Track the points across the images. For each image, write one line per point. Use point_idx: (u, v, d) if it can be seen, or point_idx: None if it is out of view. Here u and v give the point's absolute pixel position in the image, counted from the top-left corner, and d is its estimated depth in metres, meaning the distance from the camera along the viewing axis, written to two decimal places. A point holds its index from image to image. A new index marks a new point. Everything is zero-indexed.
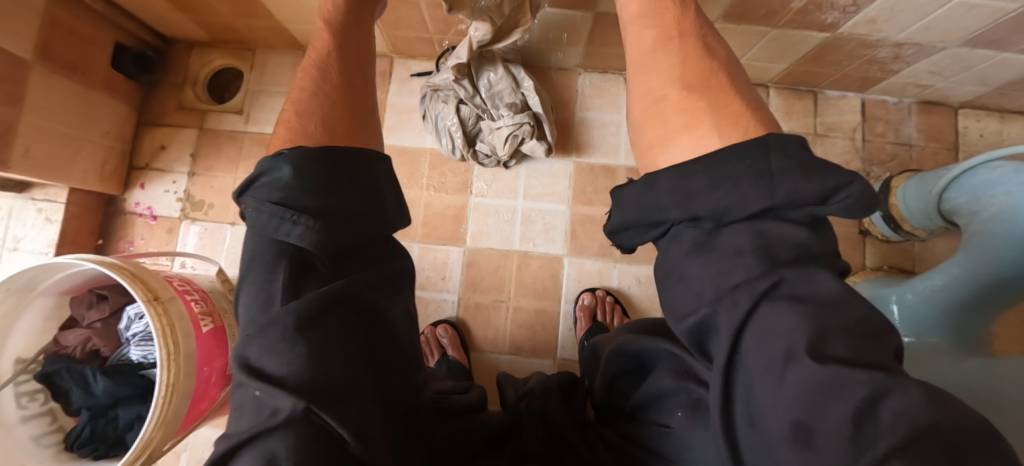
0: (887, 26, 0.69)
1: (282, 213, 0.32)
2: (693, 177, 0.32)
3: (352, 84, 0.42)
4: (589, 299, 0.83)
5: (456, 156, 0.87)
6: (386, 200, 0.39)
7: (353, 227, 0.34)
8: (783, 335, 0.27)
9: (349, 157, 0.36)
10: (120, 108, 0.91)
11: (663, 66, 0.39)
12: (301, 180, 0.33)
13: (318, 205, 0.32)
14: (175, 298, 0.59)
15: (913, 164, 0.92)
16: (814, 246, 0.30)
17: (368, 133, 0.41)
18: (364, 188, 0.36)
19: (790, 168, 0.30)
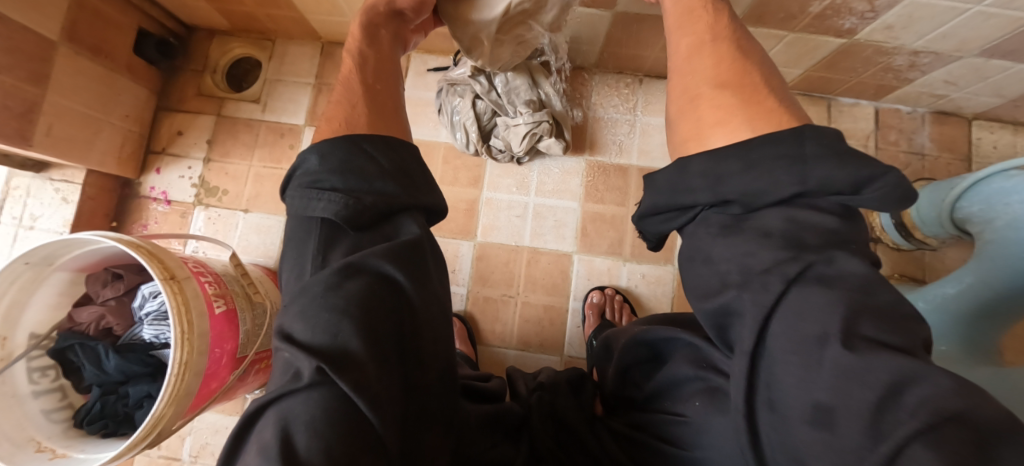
0: (904, 33, 0.70)
1: (309, 192, 0.35)
2: (726, 161, 0.33)
3: (373, 80, 0.42)
4: (597, 297, 0.83)
5: (470, 151, 0.88)
6: (411, 177, 0.39)
7: (370, 200, 0.35)
8: (817, 318, 0.27)
9: (369, 137, 0.37)
10: (141, 93, 0.92)
11: (697, 67, 0.38)
12: (324, 161, 0.36)
13: (339, 181, 0.35)
14: (190, 278, 0.60)
15: (926, 173, 0.91)
16: (844, 233, 0.30)
17: (393, 125, 0.41)
18: (382, 163, 0.37)
19: (820, 154, 0.31)
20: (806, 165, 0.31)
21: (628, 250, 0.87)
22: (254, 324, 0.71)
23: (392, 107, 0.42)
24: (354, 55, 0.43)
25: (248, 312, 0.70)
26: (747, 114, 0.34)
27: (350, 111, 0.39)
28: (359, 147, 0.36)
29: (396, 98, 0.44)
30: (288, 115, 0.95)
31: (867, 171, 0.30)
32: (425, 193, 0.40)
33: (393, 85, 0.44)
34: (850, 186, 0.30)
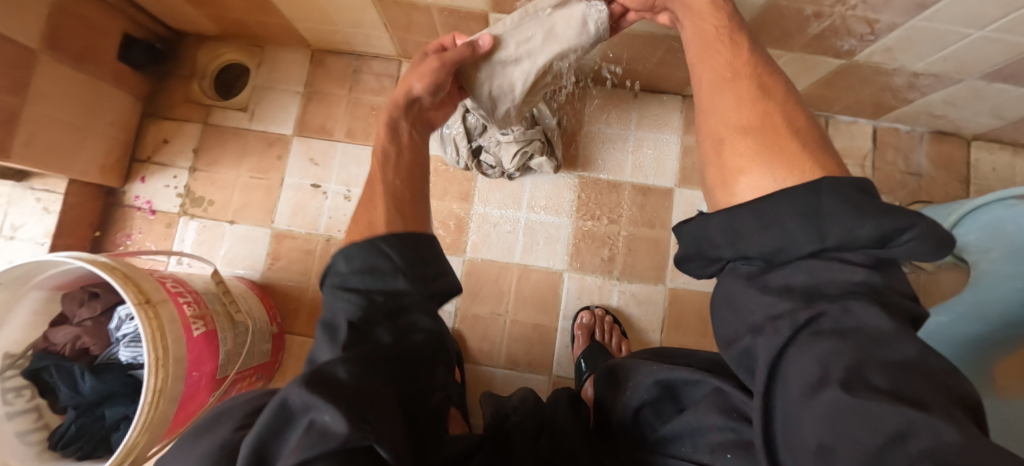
0: (904, 55, 0.68)
1: (333, 295, 0.36)
2: (741, 217, 0.32)
3: (394, 177, 0.43)
4: (587, 318, 0.82)
5: (460, 165, 0.86)
6: (429, 268, 0.39)
7: (386, 301, 0.36)
8: (826, 362, 0.26)
9: (387, 235, 0.37)
10: (126, 100, 0.90)
11: (719, 107, 0.38)
12: (352, 263, 0.36)
13: (360, 285, 0.36)
14: (167, 301, 0.59)
15: (924, 194, 0.90)
16: (874, 287, 0.28)
17: (411, 212, 0.41)
18: (397, 261, 0.37)
19: (842, 203, 0.29)
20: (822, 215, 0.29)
21: (619, 268, 0.86)
22: (236, 343, 0.70)
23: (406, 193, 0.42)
24: (388, 146, 0.46)
25: (230, 331, 0.69)
26: (779, 159, 0.33)
27: (378, 202, 0.41)
28: (378, 247, 0.36)
29: (411, 181, 0.44)
30: (277, 124, 0.93)
31: (888, 219, 0.28)
32: (445, 284, 0.41)
33: (408, 173, 0.45)
34: (872, 238, 0.28)
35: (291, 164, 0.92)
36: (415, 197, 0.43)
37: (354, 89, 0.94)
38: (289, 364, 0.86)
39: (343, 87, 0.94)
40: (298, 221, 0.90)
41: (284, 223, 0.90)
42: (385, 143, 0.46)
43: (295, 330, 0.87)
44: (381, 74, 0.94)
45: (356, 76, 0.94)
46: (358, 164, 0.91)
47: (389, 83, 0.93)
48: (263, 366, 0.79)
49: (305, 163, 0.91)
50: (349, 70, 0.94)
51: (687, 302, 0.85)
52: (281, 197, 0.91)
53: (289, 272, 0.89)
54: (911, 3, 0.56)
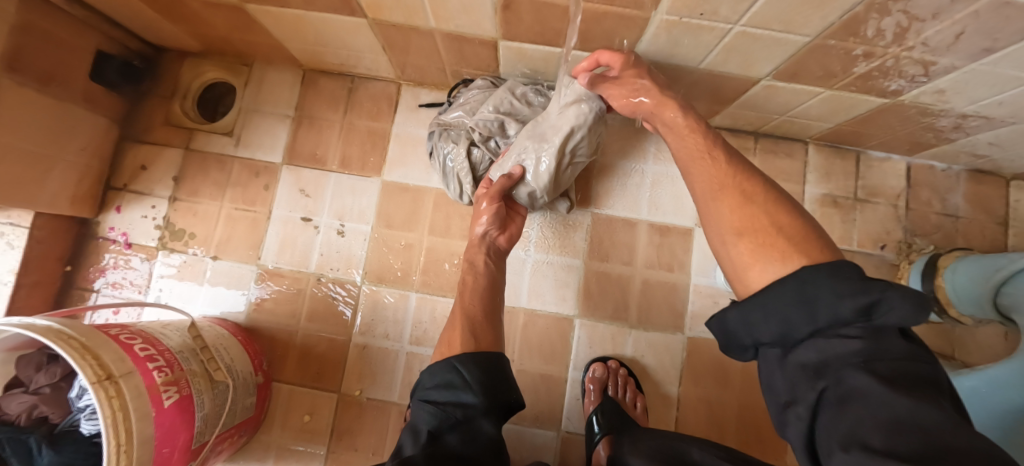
0: (955, 97, 0.62)
1: (421, 404, 0.52)
2: (751, 312, 0.34)
3: (471, 301, 0.64)
4: (600, 371, 0.76)
5: (464, 201, 0.80)
6: (493, 388, 0.52)
7: (458, 410, 0.50)
8: (834, 432, 0.27)
9: (462, 358, 0.54)
10: (100, 122, 0.82)
11: (713, 218, 0.41)
12: (435, 377, 0.53)
13: (442, 398, 0.51)
14: (132, 372, 0.52)
15: (960, 237, 0.84)
16: (872, 355, 0.28)
17: (483, 338, 0.58)
18: (468, 379, 0.52)
19: (823, 280, 0.30)
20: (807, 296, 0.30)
21: (634, 315, 0.80)
22: (215, 404, 0.63)
23: (477, 320, 0.61)
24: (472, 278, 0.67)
25: (208, 393, 0.62)
26: (785, 247, 0.34)
27: (462, 333, 0.58)
28: (455, 368, 0.53)
29: (482, 311, 0.62)
30: (264, 151, 0.86)
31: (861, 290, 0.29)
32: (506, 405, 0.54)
33: (477, 305, 0.63)
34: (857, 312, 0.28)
35: (280, 195, 0.85)
36: (484, 322, 0.61)
37: (349, 113, 0.86)
38: (276, 415, 0.79)
39: (337, 111, 0.87)
40: (286, 257, 0.83)
41: (271, 260, 0.83)
42: (470, 276, 0.67)
43: (283, 378, 0.80)
44: (378, 97, 0.87)
45: (351, 99, 0.87)
46: (352, 197, 0.84)
47: (386, 108, 0.86)
48: (246, 423, 0.72)
49: (295, 194, 0.85)
50: (343, 92, 0.87)
51: (707, 352, 0.79)
52: (268, 231, 0.84)
53: (276, 313, 0.82)
54: (977, 47, 0.50)
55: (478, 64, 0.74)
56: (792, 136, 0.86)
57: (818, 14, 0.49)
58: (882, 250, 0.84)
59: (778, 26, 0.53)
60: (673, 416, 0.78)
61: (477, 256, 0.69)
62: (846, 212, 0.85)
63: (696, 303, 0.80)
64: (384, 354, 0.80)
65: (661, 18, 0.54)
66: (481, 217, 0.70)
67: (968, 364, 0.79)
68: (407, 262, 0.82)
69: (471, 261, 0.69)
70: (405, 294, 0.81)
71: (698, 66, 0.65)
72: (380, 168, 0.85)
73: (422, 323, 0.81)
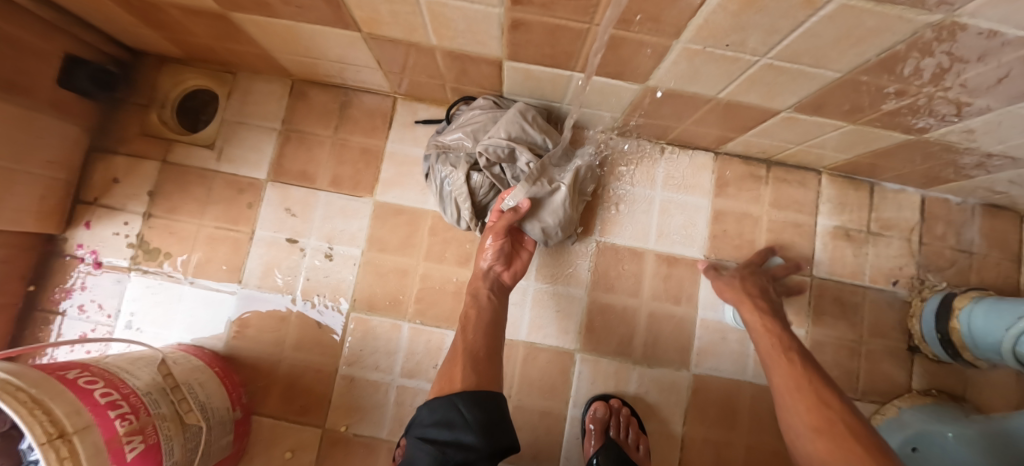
0: (985, 137, 0.59)
1: (418, 443, 0.48)
2: None
3: (473, 335, 0.60)
4: (602, 410, 0.71)
5: (461, 227, 0.75)
6: (495, 431, 0.48)
7: (458, 454, 0.46)
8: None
9: (464, 394, 0.50)
10: (69, 132, 0.75)
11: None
12: (432, 413, 0.49)
13: (441, 437, 0.47)
14: (90, 426, 0.47)
15: (974, 274, 0.81)
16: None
17: (486, 374, 0.54)
18: (469, 419, 0.48)
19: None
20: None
21: (639, 351, 0.76)
22: (186, 450, 0.58)
23: (479, 356, 0.57)
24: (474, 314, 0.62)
25: (178, 438, 0.57)
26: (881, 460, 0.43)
27: (464, 369, 0.54)
28: (457, 405, 0.49)
29: (485, 348, 0.58)
30: (249, 166, 0.81)
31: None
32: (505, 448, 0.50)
33: (479, 340, 0.59)
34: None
35: (265, 214, 0.79)
36: (487, 357, 0.57)
37: (341, 128, 0.81)
38: (256, 452, 0.75)
39: (328, 126, 0.81)
40: (270, 282, 0.78)
41: (254, 283, 0.78)
42: (472, 312, 0.62)
43: (264, 411, 0.75)
44: (373, 112, 0.81)
45: (344, 114, 0.81)
46: (343, 218, 0.79)
47: (381, 124, 0.81)
48: (221, 464, 0.67)
49: (281, 214, 0.79)
50: (336, 106, 0.82)
51: (713, 391, 0.76)
52: (251, 253, 0.78)
53: (258, 342, 0.77)
54: (1018, 90, 0.47)
55: (481, 83, 0.69)
56: (805, 165, 0.82)
57: (854, 50, 0.46)
58: (893, 286, 0.81)
59: (809, 61, 0.49)
60: (677, 457, 0.75)
61: (479, 291, 0.65)
62: (859, 245, 0.82)
63: (703, 339, 0.77)
64: (373, 387, 0.76)
65: (683, 47, 0.50)
66: (486, 250, 0.67)
67: (981, 407, 0.77)
68: (399, 290, 0.77)
69: (474, 295, 0.65)
70: (397, 324, 0.77)
71: (715, 96, 0.61)
72: (373, 188, 0.80)
73: (415, 355, 0.76)
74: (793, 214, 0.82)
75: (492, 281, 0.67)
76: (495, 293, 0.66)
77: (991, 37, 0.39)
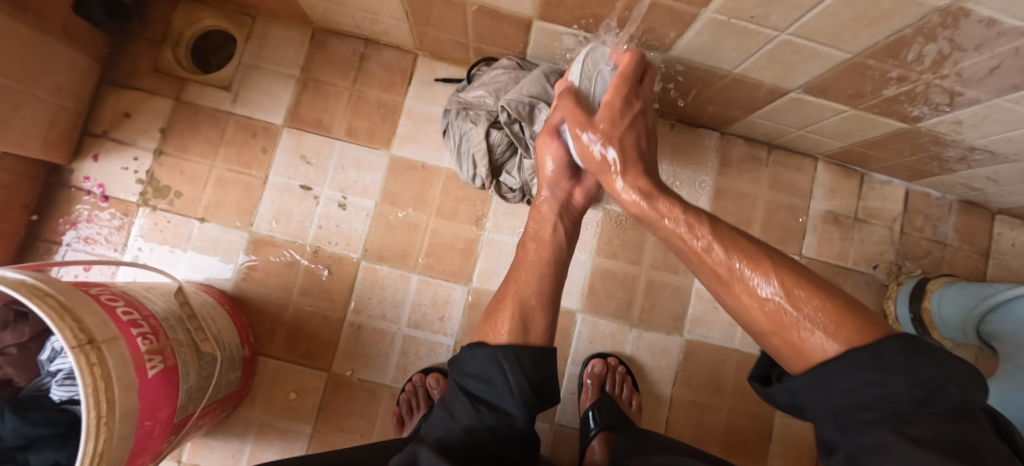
0: (970, 130, 0.64)
1: (458, 389, 0.48)
2: (832, 375, 0.29)
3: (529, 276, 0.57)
4: (599, 366, 0.76)
5: (476, 184, 0.77)
6: (534, 398, 0.47)
7: (493, 415, 0.45)
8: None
9: (508, 351, 0.48)
10: (80, 61, 0.74)
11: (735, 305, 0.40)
12: (474, 365, 0.48)
13: (478, 391, 0.47)
14: (116, 339, 0.47)
15: (945, 264, 0.88)
16: (909, 418, 0.26)
17: (535, 330, 0.51)
18: (510, 381, 0.46)
19: (900, 360, 0.27)
20: (873, 373, 0.28)
21: (636, 314, 0.80)
22: (201, 377, 0.59)
23: (529, 303, 0.54)
24: (535, 252, 0.59)
25: (194, 364, 0.58)
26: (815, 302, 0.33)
27: (509, 311, 0.53)
28: (499, 362, 0.47)
29: (539, 294, 0.55)
30: (264, 111, 0.81)
31: (933, 381, 0.26)
32: (539, 412, 0.49)
33: (532, 284, 0.56)
34: (908, 383, 0.26)
35: (278, 160, 0.80)
36: (538, 306, 0.54)
37: (359, 81, 0.81)
38: (259, 391, 0.76)
39: (347, 78, 0.81)
40: (281, 227, 0.78)
41: (264, 228, 0.78)
42: (533, 245, 0.60)
43: (269, 352, 0.77)
44: (391, 68, 0.82)
45: (362, 67, 0.82)
46: (356, 171, 0.80)
47: (400, 79, 0.82)
48: (229, 397, 0.69)
49: (295, 161, 0.80)
50: (355, 58, 0.82)
51: (702, 357, 0.80)
52: (262, 197, 0.79)
53: (266, 285, 0.78)
54: (1005, 83, 0.51)
55: (505, 44, 0.71)
56: (803, 151, 0.87)
57: (865, 32, 0.49)
58: (874, 270, 0.87)
59: (822, 39, 0.52)
60: (664, 415, 0.80)
61: (545, 223, 0.61)
62: (846, 230, 0.87)
63: (697, 307, 0.81)
64: (379, 335, 0.78)
65: (710, 16, 0.52)
66: (546, 167, 0.61)
67: None
68: (409, 243, 0.79)
69: (536, 233, 0.61)
70: (406, 276, 0.79)
71: (731, 71, 0.64)
72: (389, 141, 0.81)
73: (422, 306, 0.79)
74: (788, 197, 0.87)
75: (560, 204, 0.62)
76: (562, 216, 0.61)
77: (990, 26, 0.43)
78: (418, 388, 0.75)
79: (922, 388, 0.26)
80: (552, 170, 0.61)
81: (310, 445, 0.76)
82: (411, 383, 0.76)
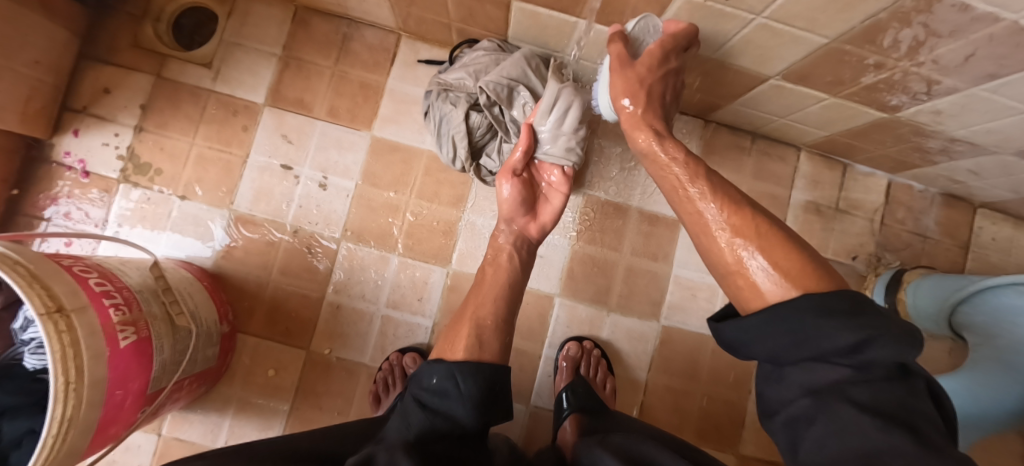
0: (950, 120, 0.63)
1: (413, 401, 0.47)
2: (773, 332, 0.34)
3: (488, 297, 0.59)
4: (575, 351, 0.77)
5: (456, 167, 0.77)
6: (486, 405, 0.48)
7: (445, 424, 0.45)
8: (829, 444, 0.29)
9: (463, 366, 0.49)
10: (59, 35, 0.73)
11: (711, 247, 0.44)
12: (430, 374, 0.49)
13: (433, 401, 0.46)
14: (86, 308, 0.48)
15: (925, 257, 0.88)
16: (852, 385, 0.30)
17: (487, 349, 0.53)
18: (463, 392, 0.47)
19: (841, 310, 0.31)
20: (816, 322, 0.32)
21: (614, 299, 0.81)
22: (175, 351, 0.60)
23: (485, 323, 0.55)
24: (492, 275, 0.62)
25: (168, 338, 0.58)
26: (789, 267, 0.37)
27: (467, 332, 0.54)
28: (454, 376, 0.48)
29: (494, 316, 0.57)
30: (245, 90, 0.80)
31: (868, 332, 0.30)
32: (492, 422, 0.49)
33: (490, 307, 0.58)
34: (853, 345, 0.30)
35: (259, 138, 0.79)
36: (493, 328, 0.55)
37: (342, 61, 0.81)
38: (239, 368, 0.77)
39: (329, 57, 0.81)
40: (261, 206, 0.79)
41: (244, 207, 0.79)
42: (491, 269, 0.63)
43: (248, 330, 0.78)
44: (373, 48, 0.81)
45: (345, 47, 0.81)
46: (339, 151, 0.80)
47: (383, 60, 0.81)
48: (207, 372, 0.70)
49: (276, 139, 0.79)
50: (336, 37, 0.81)
51: (679, 343, 0.81)
52: (243, 176, 0.79)
53: (246, 263, 0.78)
54: (982, 71, 0.51)
55: (486, 25, 0.70)
56: (787, 141, 0.87)
57: (842, 15, 0.49)
58: (854, 261, 0.88)
59: (799, 23, 0.52)
60: (639, 399, 0.81)
61: (502, 252, 0.64)
62: (828, 221, 0.87)
63: (675, 294, 0.82)
64: (358, 316, 0.79)
65: None
66: (503, 197, 0.66)
67: None
68: (389, 225, 0.79)
69: (494, 259, 0.64)
70: (386, 257, 0.79)
71: (710, 56, 0.64)
72: (370, 122, 0.81)
73: (401, 287, 0.79)
74: (770, 187, 0.87)
75: (517, 236, 0.66)
76: (518, 247, 0.65)
77: (963, 10, 0.42)
78: (395, 367, 0.76)
79: (858, 350, 0.30)
80: (510, 204, 0.66)
81: (289, 422, 0.77)
82: (388, 363, 0.77)
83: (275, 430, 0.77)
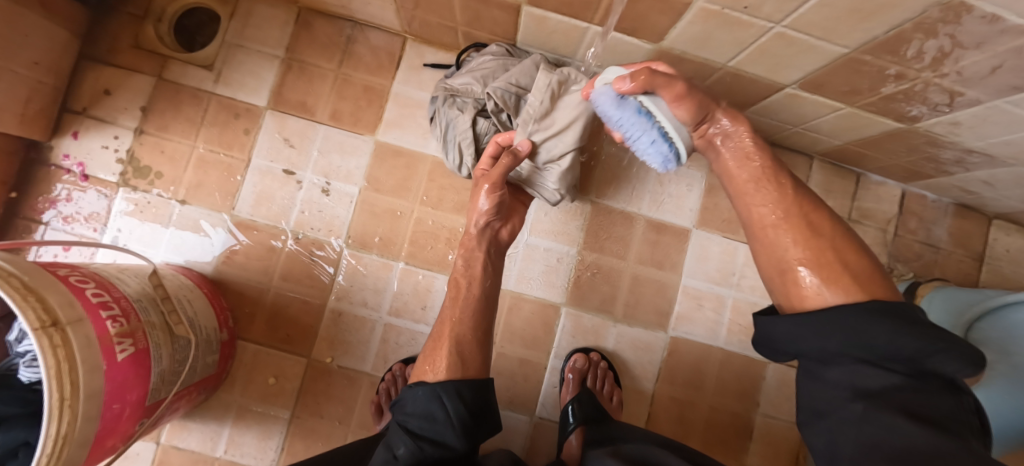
0: (968, 132, 0.62)
1: (398, 429, 0.47)
2: (825, 330, 0.35)
3: (461, 311, 0.55)
4: (581, 362, 0.75)
5: (462, 174, 0.76)
6: (473, 426, 0.48)
7: (435, 451, 0.45)
8: (880, 445, 0.30)
9: (448, 385, 0.48)
10: (59, 35, 0.72)
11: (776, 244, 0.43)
12: (413, 403, 0.48)
13: (419, 428, 0.46)
14: (82, 320, 0.46)
15: (937, 268, 0.87)
16: (904, 392, 0.32)
17: (472, 362, 0.51)
18: (450, 413, 0.47)
19: (905, 313, 0.33)
20: (878, 322, 0.33)
21: (620, 309, 0.79)
22: (175, 360, 0.59)
23: (464, 339, 0.52)
24: (467, 288, 0.57)
25: (167, 347, 0.57)
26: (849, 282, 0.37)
27: (446, 352, 0.51)
28: (439, 397, 0.47)
29: (473, 330, 0.54)
30: (247, 92, 0.79)
31: (929, 338, 0.32)
32: (481, 437, 0.50)
33: (466, 320, 0.54)
34: (909, 346, 0.32)
35: (261, 142, 0.78)
36: (473, 340, 0.53)
37: (346, 63, 0.79)
38: (239, 374, 0.76)
39: (332, 60, 0.79)
40: (262, 211, 0.77)
41: (246, 211, 0.77)
42: (465, 280, 0.57)
43: (249, 337, 0.77)
44: (378, 50, 0.80)
45: (349, 49, 0.79)
46: (342, 155, 0.79)
47: (388, 63, 0.80)
48: (207, 380, 0.69)
49: (278, 143, 0.78)
50: (340, 39, 0.79)
51: (685, 354, 0.80)
52: (244, 180, 0.78)
53: (247, 269, 0.77)
54: (1005, 84, 0.49)
55: (494, 29, 0.69)
56: (797, 149, 0.85)
57: (863, 26, 0.47)
58: None
59: (818, 32, 0.50)
60: (645, 410, 0.79)
61: (476, 260, 0.59)
62: None
63: (682, 304, 0.80)
64: (360, 323, 0.77)
65: (701, 6, 0.49)
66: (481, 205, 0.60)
67: None
68: (392, 231, 0.78)
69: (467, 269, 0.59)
70: (388, 264, 0.78)
71: (723, 64, 0.63)
72: (374, 127, 0.79)
73: (403, 295, 0.78)
74: None
75: (490, 239, 0.62)
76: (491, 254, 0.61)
77: (992, 22, 0.40)
78: (397, 377, 0.75)
79: (913, 354, 0.32)
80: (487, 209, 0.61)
81: (290, 430, 0.76)
82: (390, 373, 0.76)
83: (275, 438, 0.76)
